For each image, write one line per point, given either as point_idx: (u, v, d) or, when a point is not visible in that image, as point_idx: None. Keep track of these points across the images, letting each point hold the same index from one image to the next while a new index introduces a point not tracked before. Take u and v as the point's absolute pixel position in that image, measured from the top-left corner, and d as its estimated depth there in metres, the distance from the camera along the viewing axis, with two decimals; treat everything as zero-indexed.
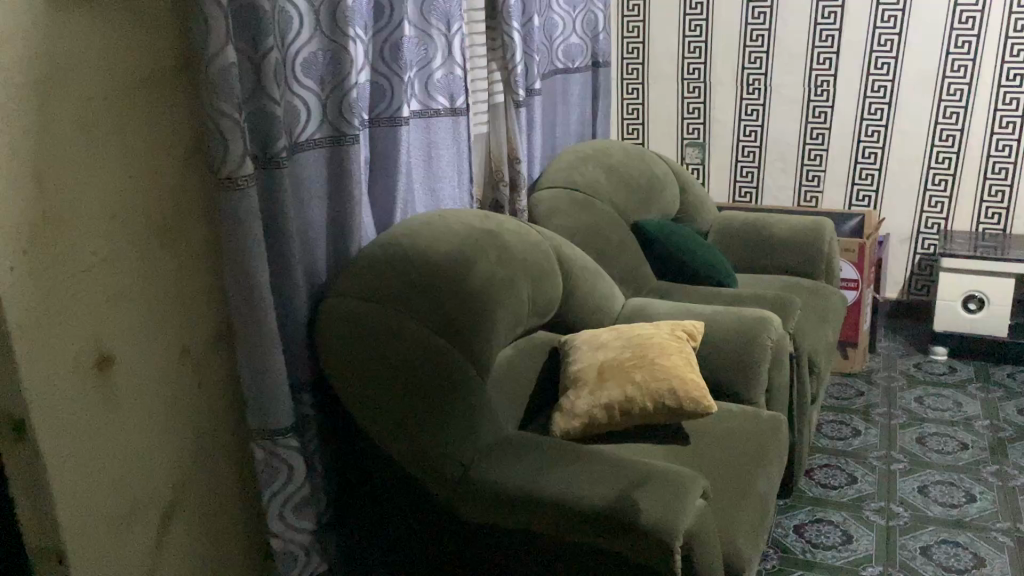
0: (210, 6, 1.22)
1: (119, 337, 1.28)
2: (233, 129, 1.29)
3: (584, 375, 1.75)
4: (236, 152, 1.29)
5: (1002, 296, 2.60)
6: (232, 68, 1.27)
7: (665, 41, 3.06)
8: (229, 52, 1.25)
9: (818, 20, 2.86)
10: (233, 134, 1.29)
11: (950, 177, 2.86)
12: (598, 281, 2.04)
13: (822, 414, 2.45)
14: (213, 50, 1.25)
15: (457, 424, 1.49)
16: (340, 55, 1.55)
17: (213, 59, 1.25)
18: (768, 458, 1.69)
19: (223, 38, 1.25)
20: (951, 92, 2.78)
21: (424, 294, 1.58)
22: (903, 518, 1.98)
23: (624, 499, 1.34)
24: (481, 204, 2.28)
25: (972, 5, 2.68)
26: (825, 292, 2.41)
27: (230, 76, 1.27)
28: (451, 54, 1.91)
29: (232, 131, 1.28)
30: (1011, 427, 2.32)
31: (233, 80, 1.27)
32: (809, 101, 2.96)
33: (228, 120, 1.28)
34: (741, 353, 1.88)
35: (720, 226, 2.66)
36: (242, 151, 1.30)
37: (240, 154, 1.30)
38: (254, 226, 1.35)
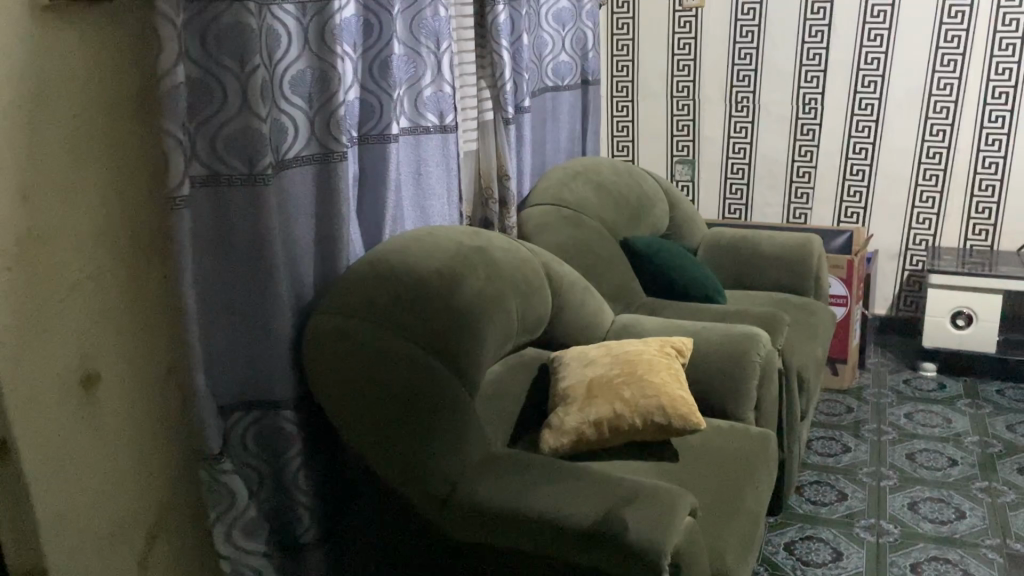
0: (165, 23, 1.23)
1: (104, 355, 1.27)
2: (174, 147, 1.27)
3: (572, 391, 1.75)
4: (175, 171, 1.27)
5: (990, 312, 2.62)
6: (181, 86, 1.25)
7: (654, 60, 3.08)
8: (177, 71, 1.24)
9: (806, 38, 2.88)
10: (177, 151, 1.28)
11: (938, 194, 2.88)
12: (587, 298, 2.04)
13: (812, 430, 2.45)
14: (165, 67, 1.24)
15: (444, 442, 1.48)
16: (328, 73, 1.55)
17: (165, 76, 1.24)
18: (757, 475, 1.69)
19: (176, 56, 1.24)
20: (937, 109, 2.81)
21: (412, 311, 1.58)
22: (893, 534, 1.97)
23: (611, 517, 1.34)
24: (471, 221, 2.29)
25: (957, 24, 2.71)
26: (814, 308, 2.42)
27: (178, 95, 1.25)
28: (440, 72, 1.92)
29: (173, 150, 1.27)
30: (999, 443, 2.33)
31: (179, 99, 1.25)
32: (797, 119, 2.98)
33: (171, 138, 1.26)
34: (730, 370, 1.88)
35: (710, 242, 2.66)
36: (182, 171, 1.28)
37: (181, 174, 1.28)
38: (184, 248, 1.32)
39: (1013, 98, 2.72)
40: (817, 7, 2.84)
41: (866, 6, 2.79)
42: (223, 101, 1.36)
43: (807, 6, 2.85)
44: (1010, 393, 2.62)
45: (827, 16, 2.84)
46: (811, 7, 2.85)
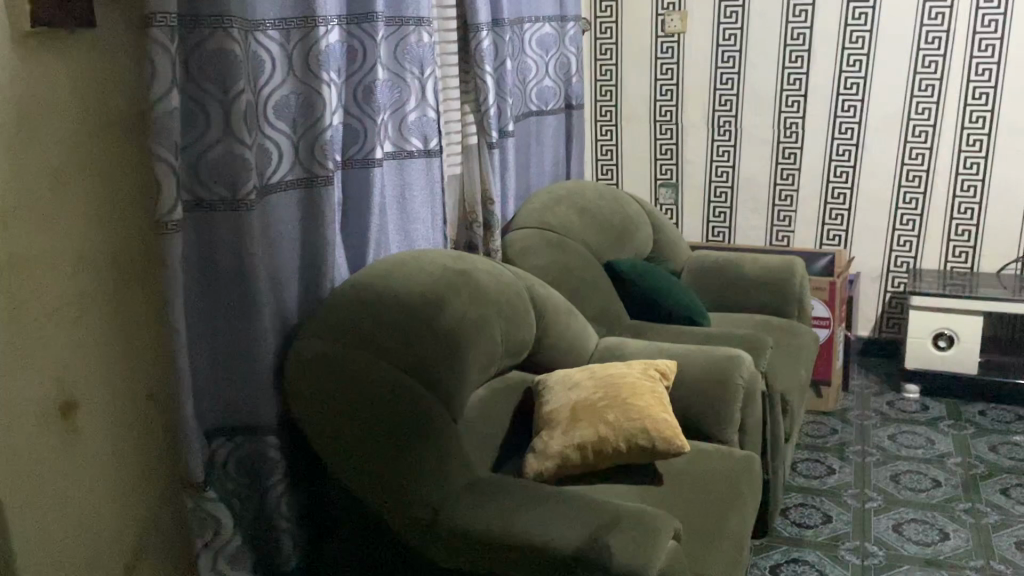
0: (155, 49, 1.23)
1: (84, 380, 1.26)
2: (166, 172, 1.27)
3: (557, 415, 1.75)
4: (167, 196, 1.27)
5: (970, 333, 2.64)
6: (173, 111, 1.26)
7: (637, 85, 3.12)
8: (170, 96, 1.24)
9: (786, 63, 2.92)
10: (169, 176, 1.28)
11: (918, 217, 2.91)
12: (572, 321, 2.04)
13: (796, 452, 2.46)
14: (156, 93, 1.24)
15: (427, 466, 1.48)
16: (312, 99, 1.56)
17: (158, 101, 1.24)
18: (741, 498, 1.69)
19: (167, 82, 1.25)
20: (916, 133, 2.85)
21: (396, 334, 1.58)
22: (878, 557, 1.97)
23: (595, 541, 1.33)
24: (455, 245, 2.29)
25: (934, 50, 2.76)
26: (797, 330, 2.43)
27: (168, 120, 1.26)
28: (424, 97, 1.93)
29: (164, 175, 1.27)
30: (982, 464, 2.34)
31: (170, 124, 1.26)
32: (779, 143, 3.01)
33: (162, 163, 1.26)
34: (713, 393, 1.88)
35: (693, 265, 2.68)
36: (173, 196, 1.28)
37: (172, 199, 1.28)
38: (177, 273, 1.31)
39: (990, 122, 2.76)
40: (797, 32, 2.88)
41: (844, 32, 2.83)
42: (207, 126, 1.37)
43: (786, 31, 2.89)
44: (992, 414, 2.64)
45: (806, 42, 2.88)
46: (791, 33, 2.89)
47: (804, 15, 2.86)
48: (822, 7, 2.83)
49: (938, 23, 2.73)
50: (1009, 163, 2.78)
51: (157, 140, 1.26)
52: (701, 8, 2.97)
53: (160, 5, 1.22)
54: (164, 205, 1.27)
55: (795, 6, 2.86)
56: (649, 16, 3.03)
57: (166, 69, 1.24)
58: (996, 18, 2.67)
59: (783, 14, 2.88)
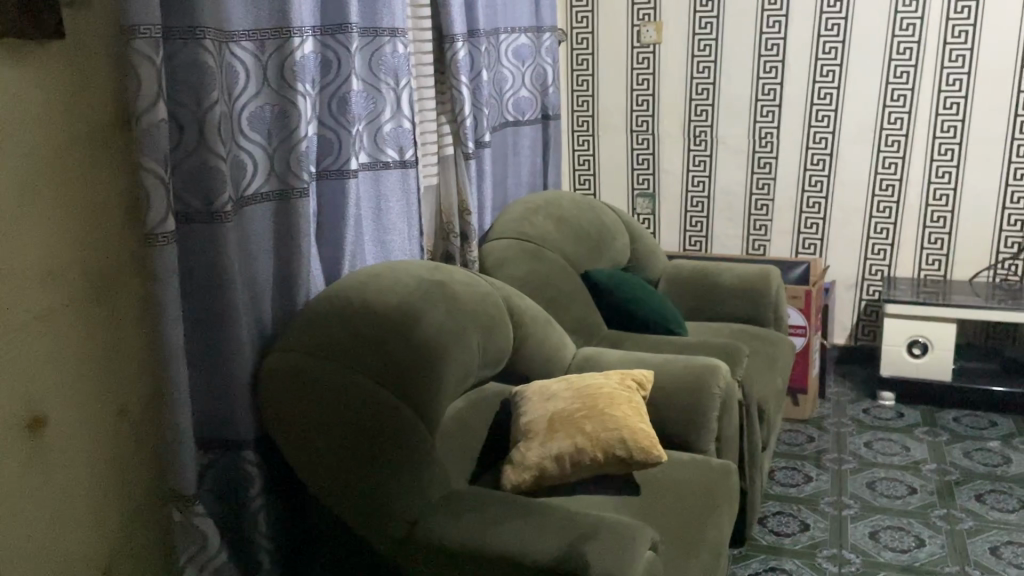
0: (141, 62, 1.22)
1: (54, 396, 1.24)
2: (157, 185, 1.26)
3: (534, 426, 1.74)
4: (157, 208, 1.26)
5: (944, 340, 2.66)
6: (161, 123, 1.25)
7: (613, 95, 3.13)
8: (159, 108, 1.24)
9: (760, 74, 2.95)
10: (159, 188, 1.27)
11: (891, 226, 2.95)
12: (549, 331, 2.04)
13: (774, 460, 2.47)
14: (143, 106, 1.23)
15: (403, 480, 1.47)
16: (287, 110, 1.55)
17: (146, 113, 1.24)
18: (717, 507, 1.69)
19: (154, 94, 1.24)
20: (889, 143, 2.88)
21: (372, 346, 1.57)
22: (855, 564, 1.98)
23: (571, 552, 1.33)
24: (432, 256, 2.29)
25: (905, 60, 2.79)
26: (773, 339, 2.44)
27: (157, 132, 1.25)
28: (400, 107, 1.93)
29: (155, 187, 1.26)
30: (957, 470, 2.36)
31: (159, 136, 1.25)
32: (754, 153, 3.04)
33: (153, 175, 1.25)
34: (690, 402, 1.89)
35: (670, 274, 2.69)
36: (164, 207, 1.27)
37: (162, 210, 1.27)
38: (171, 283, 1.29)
39: (961, 132, 2.79)
40: (770, 43, 2.91)
41: (817, 43, 2.86)
42: (187, 139, 1.36)
43: (760, 42, 2.92)
44: (966, 420, 2.66)
45: (780, 53, 2.91)
46: (765, 44, 2.92)
47: (778, 26, 2.89)
48: (795, 18, 2.86)
49: (909, 34, 2.77)
50: (980, 172, 2.81)
51: (146, 152, 1.25)
52: (676, 19, 2.99)
53: (145, 17, 1.21)
54: (156, 217, 1.26)
55: (769, 18, 2.89)
56: (624, 26, 3.05)
57: (153, 81, 1.23)
58: (965, 29, 2.71)
59: (757, 25, 2.91)
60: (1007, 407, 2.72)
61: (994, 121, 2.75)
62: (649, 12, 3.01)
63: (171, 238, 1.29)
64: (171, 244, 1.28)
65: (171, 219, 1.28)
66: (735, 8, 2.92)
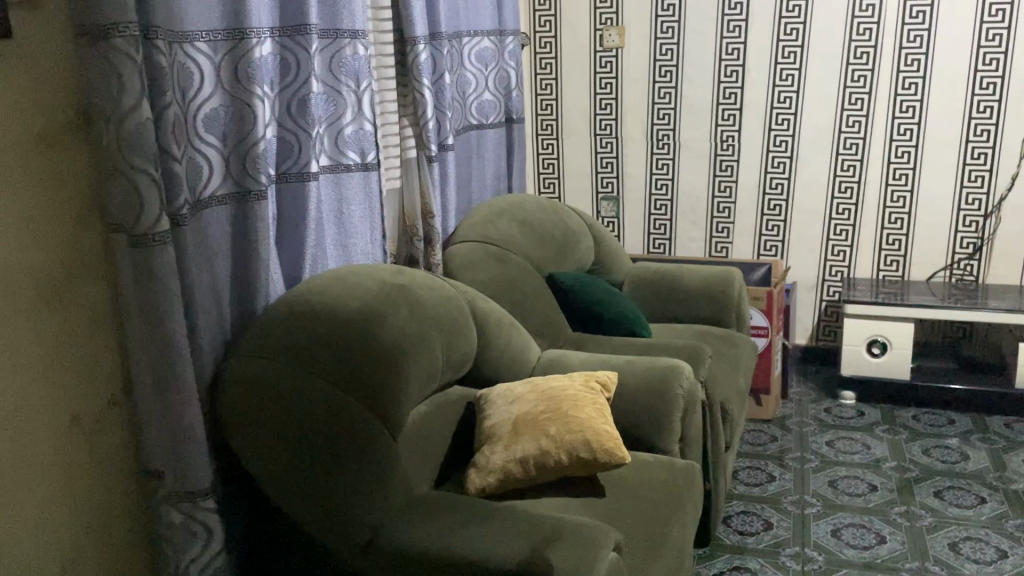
0: (122, 61, 1.19)
1: (6, 407, 1.19)
2: (147, 185, 1.25)
3: (499, 429, 1.74)
4: (151, 208, 1.25)
5: (903, 340, 2.71)
6: (148, 122, 1.24)
7: (577, 99, 3.15)
8: (144, 106, 1.22)
9: (722, 78, 2.98)
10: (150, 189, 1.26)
11: (851, 227, 2.99)
12: (514, 334, 2.03)
13: (737, 460, 2.49)
14: (127, 106, 1.21)
15: (366, 485, 1.45)
16: (244, 111, 1.53)
17: (128, 113, 1.21)
18: (681, 507, 1.70)
19: (137, 92, 1.22)
20: (847, 146, 2.92)
21: (332, 351, 1.55)
22: (818, 562, 2.00)
23: (535, 556, 1.32)
24: (395, 260, 2.27)
25: (862, 64, 2.83)
26: (736, 340, 2.46)
27: (144, 132, 1.23)
28: (361, 110, 1.91)
29: (147, 187, 1.25)
30: (917, 468, 2.40)
31: (147, 135, 1.23)
32: (716, 156, 3.07)
33: (143, 175, 1.24)
34: (653, 403, 1.90)
35: (635, 277, 2.70)
36: (157, 207, 1.26)
37: (155, 210, 1.26)
38: (170, 282, 1.29)
39: (917, 135, 2.84)
40: (731, 48, 2.94)
41: (777, 47, 2.90)
42: (159, 139, 1.34)
43: (721, 47, 2.95)
44: (924, 418, 2.70)
45: (741, 57, 2.94)
46: (726, 49, 2.95)
47: (738, 30, 2.92)
48: (755, 22, 2.90)
49: (865, 39, 2.81)
50: (935, 174, 2.86)
51: (135, 153, 1.23)
52: (638, 23, 3.01)
53: (122, 14, 1.18)
54: (150, 217, 1.25)
55: (729, 22, 2.92)
56: (587, 30, 3.07)
57: (137, 79, 1.21)
58: (920, 34, 2.75)
59: (718, 30, 2.94)
60: (964, 405, 2.78)
61: (950, 125, 2.80)
62: (612, 16, 3.03)
63: (166, 237, 1.28)
64: (169, 242, 1.28)
65: (165, 217, 1.27)
66: (696, 12, 2.94)
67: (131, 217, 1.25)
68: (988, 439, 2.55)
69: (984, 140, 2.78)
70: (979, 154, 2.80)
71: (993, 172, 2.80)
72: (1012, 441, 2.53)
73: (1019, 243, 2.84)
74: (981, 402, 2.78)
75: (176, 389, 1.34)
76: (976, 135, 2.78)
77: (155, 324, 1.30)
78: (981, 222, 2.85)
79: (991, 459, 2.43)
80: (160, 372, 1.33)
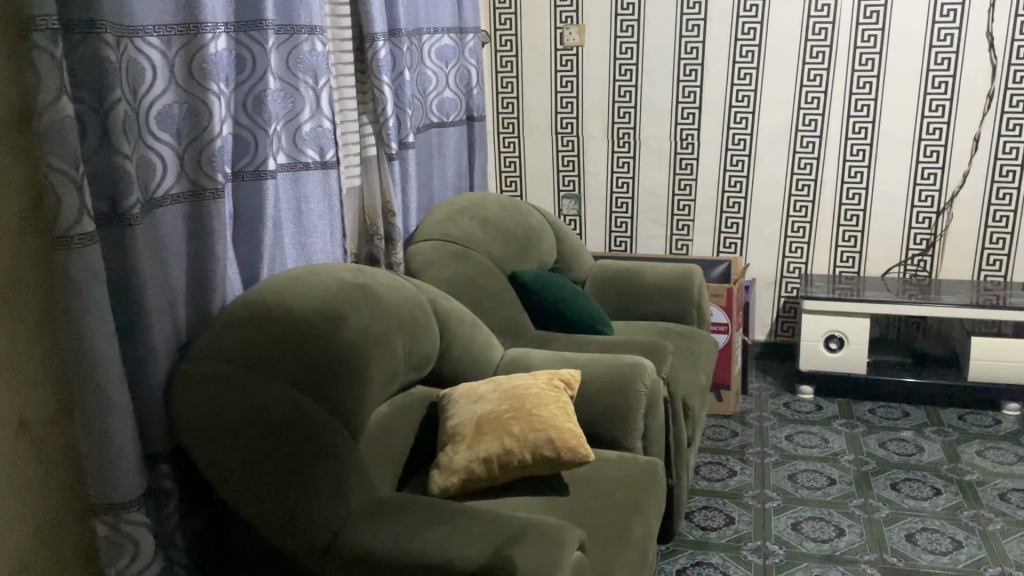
0: (40, 55, 1.13)
1: None
2: (67, 187, 1.17)
3: (462, 429, 1.72)
4: (69, 209, 1.18)
5: (859, 335, 2.76)
6: (68, 120, 1.17)
7: (538, 98, 3.15)
8: (63, 103, 1.15)
9: (681, 76, 3.00)
10: (70, 190, 1.18)
11: (808, 224, 3.03)
12: (476, 333, 2.02)
13: (699, 456, 2.51)
14: (46, 102, 1.15)
15: (327, 487, 1.43)
16: (198, 108, 1.50)
17: (47, 109, 1.15)
18: (645, 504, 1.70)
19: (57, 88, 1.15)
20: (804, 144, 2.96)
21: (290, 352, 1.52)
22: (779, 555, 2.02)
23: (499, 556, 1.32)
24: (355, 259, 2.24)
25: (818, 63, 2.87)
26: (697, 336, 2.48)
27: (63, 130, 1.16)
28: (319, 107, 1.88)
29: (65, 188, 1.17)
30: (873, 460, 2.44)
31: (65, 133, 1.16)
32: (676, 154, 3.09)
33: (60, 175, 1.17)
34: (616, 401, 1.90)
35: (597, 275, 2.71)
36: (79, 209, 1.19)
37: (75, 211, 1.18)
38: (92, 290, 1.21)
39: (871, 133, 2.89)
40: (690, 46, 2.96)
41: (735, 46, 2.93)
42: (105, 135, 1.30)
43: (680, 46, 2.97)
44: (880, 412, 2.76)
45: (699, 56, 2.97)
46: (685, 48, 2.97)
47: (697, 29, 2.94)
48: (713, 22, 2.92)
49: (821, 38, 2.85)
50: (890, 172, 2.91)
51: (53, 153, 1.16)
52: (597, 22, 3.02)
53: (42, 8, 1.12)
54: (68, 219, 1.17)
55: (688, 21, 2.94)
56: (548, 28, 3.06)
57: (55, 74, 1.14)
58: (874, 34, 2.80)
59: (677, 29, 2.96)
60: (919, 398, 2.83)
61: (903, 123, 2.86)
62: (572, 15, 3.03)
63: (90, 241, 1.20)
64: (91, 245, 1.20)
65: (87, 220, 1.19)
66: (656, 11, 2.96)
67: (55, 218, 1.18)
68: (942, 431, 2.61)
69: (936, 138, 2.84)
70: (932, 152, 2.86)
71: (945, 169, 2.86)
72: (964, 433, 2.59)
73: (970, 239, 2.91)
74: (935, 395, 2.84)
75: (109, 405, 1.26)
76: (928, 133, 2.84)
77: (77, 341, 1.22)
78: (933, 219, 2.92)
79: (945, 451, 2.48)
80: (87, 391, 1.25)
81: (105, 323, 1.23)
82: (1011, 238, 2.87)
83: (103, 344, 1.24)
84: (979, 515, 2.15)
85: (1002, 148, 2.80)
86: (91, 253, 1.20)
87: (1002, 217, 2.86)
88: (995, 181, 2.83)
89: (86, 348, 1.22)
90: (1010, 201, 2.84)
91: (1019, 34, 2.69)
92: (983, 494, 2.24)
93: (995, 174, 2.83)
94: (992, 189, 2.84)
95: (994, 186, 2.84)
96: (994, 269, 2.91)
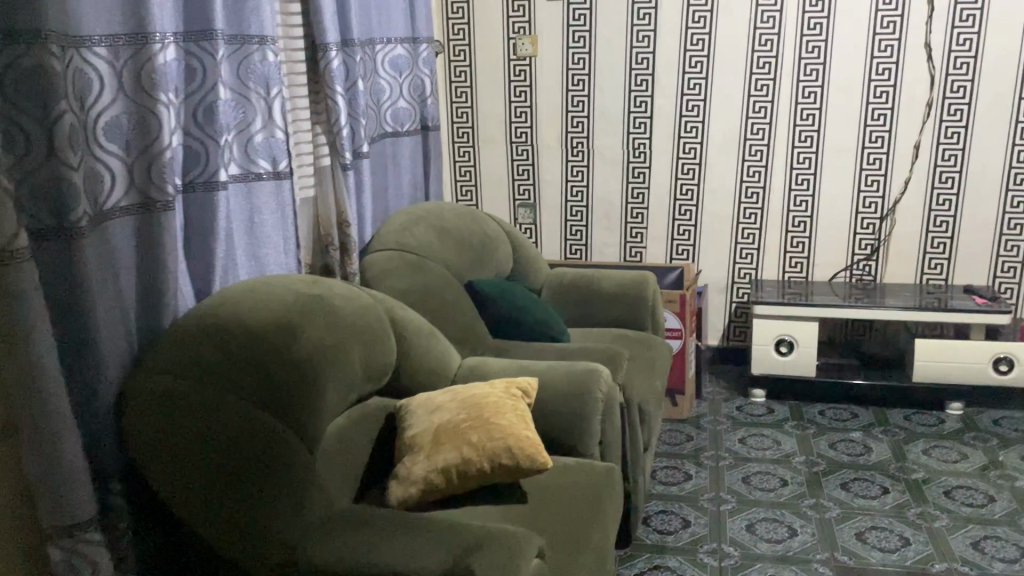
0: None
1: None
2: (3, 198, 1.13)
3: (419, 440, 1.72)
4: (9, 221, 1.14)
5: (809, 338, 2.82)
6: None
7: (492, 107, 3.16)
8: None
9: (632, 86, 3.05)
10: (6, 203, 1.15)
11: (757, 231, 3.10)
12: (434, 342, 2.02)
13: (656, 460, 2.54)
14: None
15: (281, 501, 1.41)
16: (147, 119, 1.48)
17: None
18: (603, 510, 1.72)
19: None
20: (752, 152, 3.02)
21: (243, 365, 1.51)
22: (734, 557, 2.06)
23: (458, 566, 1.32)
24: (311, 270, 2.23)
25: (765, 74, 2.94)
26: (652, 342, 2.52)
27: None
28: (272, 117, 1.87)
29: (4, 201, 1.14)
30: (824, 461, 2.50)
31: None
32: (629, 163, 3.13)
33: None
34: (573, 408, 1.92)
35: (553, 283, 2.72)
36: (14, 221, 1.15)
37: (12, 223, 1.15)
38: (34, 305, 1.18)
39: (817, 141, 2.97)
40: (641, 57, 3.01)
41: (684, 57, 2.98)
42: (49, 147, 1.27)
43: (631, 56, 3.02)
44: (830, 413, 2.82)
45: (650, 67, 3.01)
46: (636, 58, 3.01)
47: (647, 40, 2.99)
48: (663, 33, 2.97)
49: (767, 49, 2.91)
50: (835, 179, 2.99)
51: None
52: (550, 32, 3.05)
53: None
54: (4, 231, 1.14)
55: (639, 32, 2.99)
56: (501, 38, 3.08)
57: None
58: (818, 45, 2.88)
59: (627, 39, 3.00)
60: (867, 399, 2.91)
61: (847, 132, 2.94)
62: (524, 25, 3.05)
63: (27, 253, 1.17)
64: (29, 258, 1.17)
65: (22, 231, 1.16)
66: (607, 22, 3.00)
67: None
68: (889, 431, 2.68)
69: (879, 146, 2.93)
70: (875, 159, 2.94)
71: (888, 176, 2.95)
72: (910, 433, 2.66)
73: (913, 244, 3.00)
74: (882, 396, 2.92)
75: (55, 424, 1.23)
76: (871, 142, 2.93)
77: (21, 359, 1.18)
78: (878, 224, 3.00)
79: (892, 451, 2.55)
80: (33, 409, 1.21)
81: (49, 341, 1.20)
82: (952, 242, 2.96)
83: (48, 360, 1.21)
84: (926, 512, 2.21)
85: (941, 155, 2.89)
86: (27, 267, 1.17)
87: (942, 223, 2.95)
88: (935, 188, 2.92)
89: (31, 364, 1.19)
90: (949, 207, 2.93)
91: (955, 45, 2.78)
92: (929, 492, 2.31)
93: (935, 181, 2.92)
94: (933, 195, 2.93)
95: (934, 193, 2.93)
96: (936, 273, 3.00)
